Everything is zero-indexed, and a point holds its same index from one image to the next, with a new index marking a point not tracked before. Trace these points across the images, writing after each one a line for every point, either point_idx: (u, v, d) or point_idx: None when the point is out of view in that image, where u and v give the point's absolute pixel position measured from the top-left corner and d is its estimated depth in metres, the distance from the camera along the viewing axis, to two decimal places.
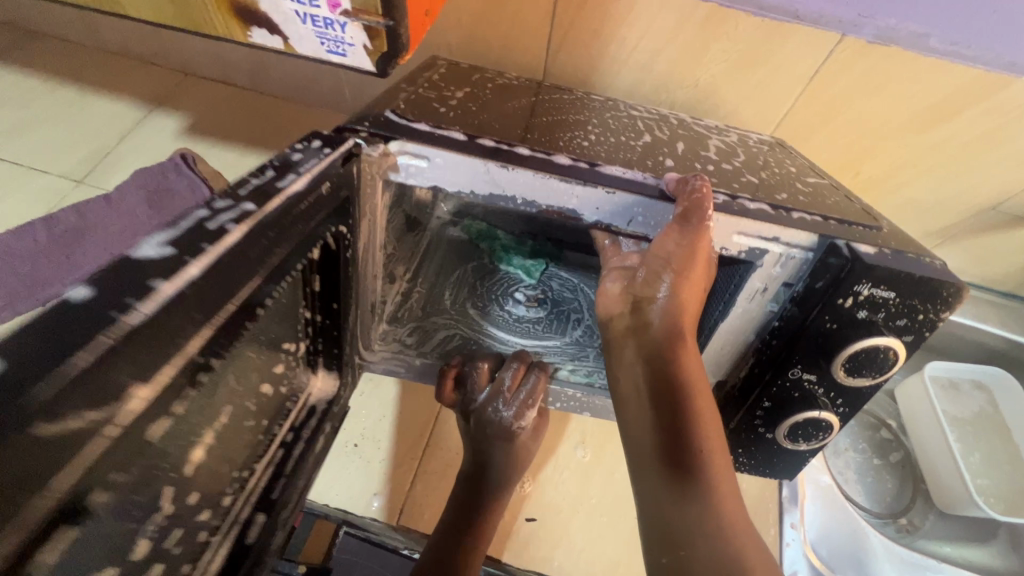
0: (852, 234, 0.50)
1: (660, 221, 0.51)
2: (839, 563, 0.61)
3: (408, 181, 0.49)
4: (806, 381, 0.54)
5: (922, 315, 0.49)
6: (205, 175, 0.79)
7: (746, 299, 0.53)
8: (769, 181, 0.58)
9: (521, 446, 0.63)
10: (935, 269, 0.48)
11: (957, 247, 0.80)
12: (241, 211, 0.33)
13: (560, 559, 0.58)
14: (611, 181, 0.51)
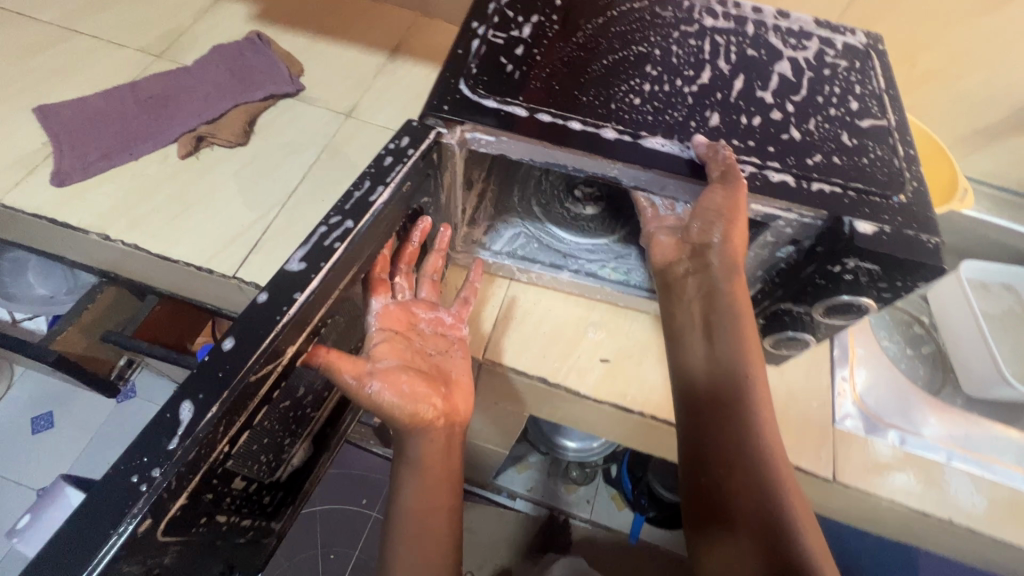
0: (914, 207, 0.46)
1: (686, 191, 0.48)
2: (883, 410, 0.67)
3: (482, 148, 0.49)
4: (797, 313, 0.51)
5: (903, 285, 0.44)
6: (280, 56, 0.82)
7: (758, 246, 0.51)
8: (818, 134, 0.50)
9: (582, 349, 0.65)
10: (926, 244, 0.43)
11: (998, 148, 0.84)
12: (347, 229, 0.41)
13: (632, 394, 0.63)
14: (644, 156, 0.47)
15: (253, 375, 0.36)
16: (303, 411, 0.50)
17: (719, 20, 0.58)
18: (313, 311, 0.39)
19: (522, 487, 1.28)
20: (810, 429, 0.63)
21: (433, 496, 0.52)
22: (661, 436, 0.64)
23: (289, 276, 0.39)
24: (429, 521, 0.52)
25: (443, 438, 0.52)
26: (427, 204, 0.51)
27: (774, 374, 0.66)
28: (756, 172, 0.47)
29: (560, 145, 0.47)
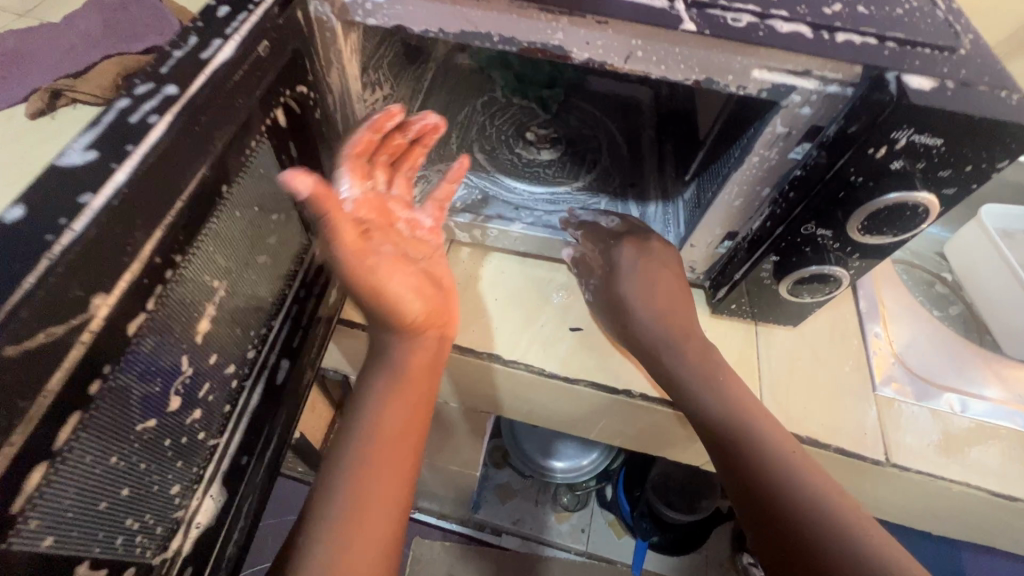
0: (986, 57, 0.32)
1: (669, 60, 0.32)
2: (930, 371, 0.53)
3: (371, 24, 0.33)
4: (822, 239, 0.39)
5: (971, 165, 0.32)
6: (172, 9, 0.68)
7: (764, 147, 0.36)
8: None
9: (551, 317, 0.50)
10: (1008, 100, 0.30)
11: None
12: (164, 97, 0.24)
13: (617, 367, 0.48)
14: (602, 6, 0.31)
15: (12, 351, 0.19)
16: (186, 437, 0.31)
17: None
18: (134, 241, 0.23)
19: (507, 522, 1.10)
20: (850, 401, 0.48)
21: (396, 438, 0.40)
22: (659, 426, 0.49)
23: (66, 175, 0.22)
24: (381, 470, 0.38)
25: (432, 353, 0.43)
26: (312, 102, 0.35)
27: (795, 335, 0.52)
28: (759, 23, 0.31)
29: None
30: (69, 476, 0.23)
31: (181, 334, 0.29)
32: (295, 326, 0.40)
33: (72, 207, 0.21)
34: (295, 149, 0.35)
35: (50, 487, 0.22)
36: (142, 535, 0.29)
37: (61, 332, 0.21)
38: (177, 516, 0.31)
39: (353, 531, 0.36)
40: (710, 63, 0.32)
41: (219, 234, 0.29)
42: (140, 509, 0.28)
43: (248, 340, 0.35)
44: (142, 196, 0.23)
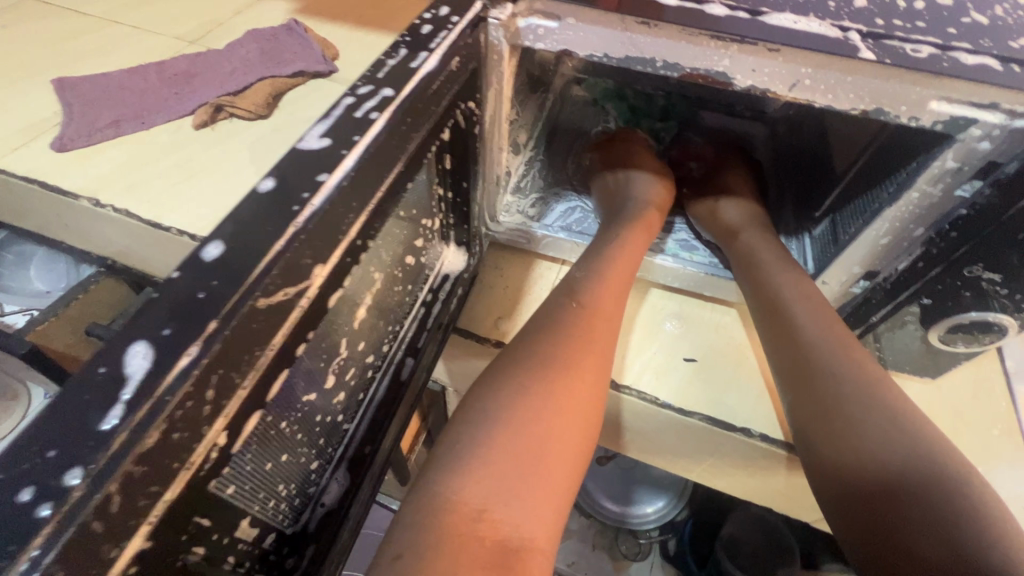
0: None
1: (835, 87, 0.32)
2: None
3: (538, 48, 0.35)
4: (987, 284, 0.36)
5: None
6: (316, 40, 0.73)
7: (929, 183, 0.35)
8: (1013, 20, 0.33)
9: (665, 347, 0.49)
10: None
11: None
12: (383, 98, 0.24)
13: (735, 403, 0.46)
14: (773, 32, 0.31)
15: (261, 302, 0.19)
16: (331, 417, 0.31)
17: None
18: (346, 222, 0.22)
19: (562, 563, 1.05)
20: (998, 469, 0.44)
21: (577, 364, 0.35)
22: (777, 471, 0.46)
23: (300, 154, 0.22)
24: (572, 382, 0.34)
25: (612, 304, 0.40)
26: (474, 118, 0.36)
27: (932, 389, 0.48)
28: (942, 54, 0.30)
29: (652, 22, 0.32)
30: (257, 432, 0.22)
31: (347, 318, 0.28)
32: (423, 326, 0.39)
33: (309, 185, 0.21)
34: (450, 161, 0.36)
35: (245, 436, 0.21)
36: (285, 504, 0.28)
37: (292, 292, 0.20)
38: (311, 492, 0.30)
39: (535, 438, 0.31)
40: (884, 94, 0.31)
41: (387, 230, 0.30)
42: (291, 477, 0.28)
43: (385, 334, 0.36)
44: (362, 182, 0.23)
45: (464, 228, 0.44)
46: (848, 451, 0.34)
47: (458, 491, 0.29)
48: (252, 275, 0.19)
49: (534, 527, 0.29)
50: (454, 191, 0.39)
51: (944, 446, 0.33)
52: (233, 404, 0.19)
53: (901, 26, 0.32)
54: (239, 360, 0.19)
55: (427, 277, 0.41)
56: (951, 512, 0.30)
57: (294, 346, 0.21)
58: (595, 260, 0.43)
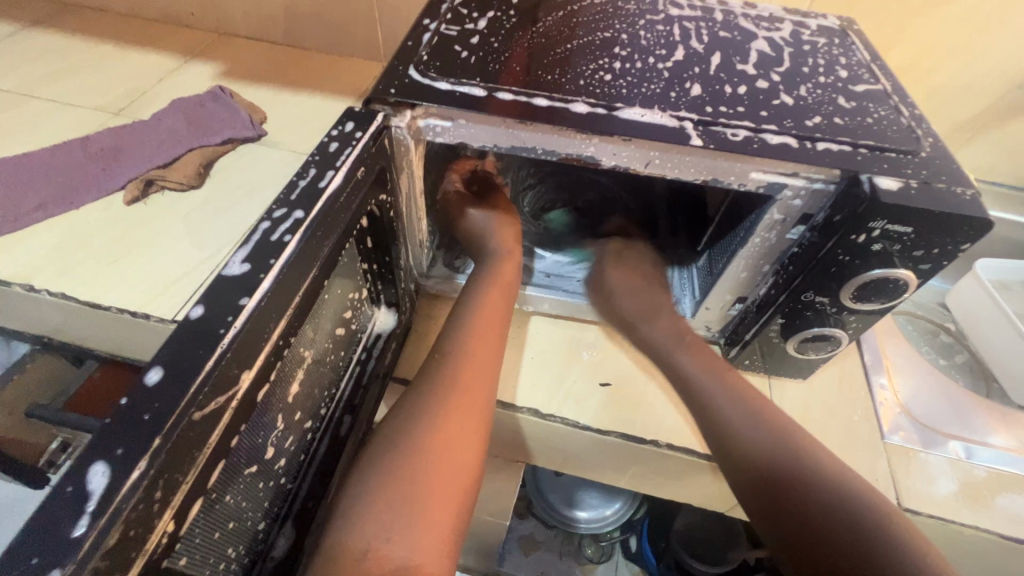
0: (942, 161, 0.38)
1: (680, 165, 0.39)
2: (935, 420, 0.56)
3: (438, 142, 0.41)
4: (820, 306, 0.44)
5: (947, 246, 0.37)
6: (243, 105, 0.77)
7: (764, 230, 0.43)
8: (812, 100, 0.42)
9: (582, 373, 0.56)
10: (972, 201, 0.36)
11: (987, 144, 0.80)
12: (295, 219, 0.30)
13: (643, 418, 0.53)
14: (626, 125, 0.38)
15: (196, 415, 0.22)
16: (273, 480, 0.35)
17: (682, 37, 0.48)
18: (269, 329, 0.27)
19: None
20: (862, 451, 0.52)
21: (457, 420, 0.42)
22: (685, 471, 0.53)
23: (226, 278, 0.26)
24: (441, 427, 0.41)
25: (481, 356, 0.47)
26: (388, 203, 0.42)
27: (807, 388, 0.57)
28: (753, 137, 0.38)
29: (527, 122, 0.38)
30: (204, 510, 0.26)
31: (279, 397, 0.33)
32: (359, 384, 0.44)
33: (233, 308, 0.25)
34: (371, 242, 0.42)
35: (195, 516, 0.25)
36: (234, 563, 0.32)
37: (223, 399, 0.24)
38: (259, 549, 0.35)
39: (422, 488, 0.38)
40: (717, 168, 0.39)
41: (313, 314, 0.35)
42: (238, 540, 0.32)
43: (322, 399, 0.40)
44: (281, 293, 0.27)
45: (392, 290, 0.49)
46: (740, 474, 0.46)
47: (349, 538, 0.36)
48: (190, 388, 0.22)
49: (422, 555, 0.36)
50: (378, 263, 0.45)
51: (828, 469, 0.44)
52: (182, 494, 0.22)
53: (725, 112, 0.40)
54: (183, 456, 0.22)
55: (360, 340, 0.46)
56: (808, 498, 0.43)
57: (229, 439, 0.25)
58: (481, 314, 0.49)
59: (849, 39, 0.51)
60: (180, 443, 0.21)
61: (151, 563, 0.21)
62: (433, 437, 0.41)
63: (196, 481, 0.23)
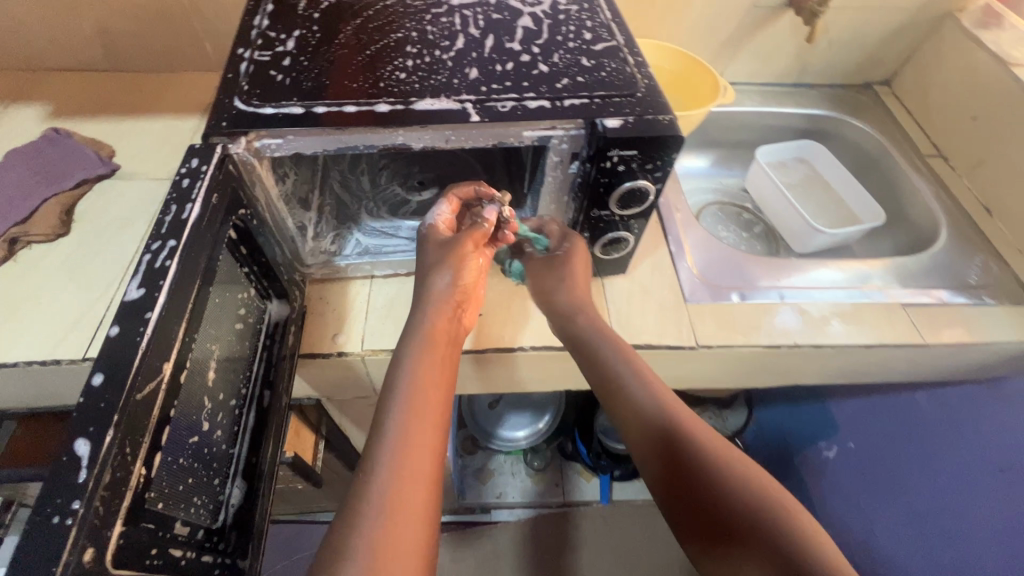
0: (654, 98, 0.53)
1: (471, 138, 0.51)
2: (722, 280, 0.76)
3: (278, 154, 0.49)
4: (606, 217, 0.60)
5: (666, 157, 0.53)
6: (86, 143, 0.78)
7: (552, 170, 0.57)
8: (563, 65, 0.56)
9: None
10: (670, 124, 0.52)
11: (746, 53, 0.99)
12: (170, 248, 0.39)
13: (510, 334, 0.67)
14: (422, 115, 0.49)
15: (137, 395, 0.32)
16: (216, 447, 0.46)
17: (463, 26, 0.59)
18: (175, 331, 0.36)
19: (491, 495, 1.29)
20: (672, 314, 0.71)
21: (402, 514, 0.42)
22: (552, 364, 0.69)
23: (128, 301, 0.36)
24: (386, 529, 0.41)
25: (427, 442, 0.46)
26: (250, 216, 0.51)
27: (630, 280, 0.74)
28: (517, 105, 0.51)
29: (343, 130, 0.49)
30: (163, 466, 0.36)
31: (200, 384, 0.43)
32: (270, 364, 0.54)
33: (142, 321, 0.35)
34: (245, 248, 0.51)
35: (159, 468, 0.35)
36: (203, 508, 0.43)
37: (153, 384, 0.34)
38: (221, 498, 0.45)
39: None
40: (499, 134, 0.51)
41: (207, 316, 0.44)
42: (202, 491, 0.43)
43: (241, 382, 0.51)
44: (176, 303, 0.37)
45: (278, 284, 0.58)
46: (644, 450, 0.51)
47: None
48: (126, 380, 0.32)
49: None
50: (256, 266, 0.54)
51: (715, 451, 0.48)
52: (145, 449, 0.32)
53: (496, 88, 0.52)
54: (137, 423, 0.32)
55: (261, 331, 0.56)
56: (732, 496, 0.45)
57: (168, 411, 0.35)
58: (411, 420, 0.46)
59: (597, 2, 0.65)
60: (131, 416, 0.32)
61: (135, 494, 0.31)
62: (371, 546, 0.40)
63: (151, 441, 0.33)
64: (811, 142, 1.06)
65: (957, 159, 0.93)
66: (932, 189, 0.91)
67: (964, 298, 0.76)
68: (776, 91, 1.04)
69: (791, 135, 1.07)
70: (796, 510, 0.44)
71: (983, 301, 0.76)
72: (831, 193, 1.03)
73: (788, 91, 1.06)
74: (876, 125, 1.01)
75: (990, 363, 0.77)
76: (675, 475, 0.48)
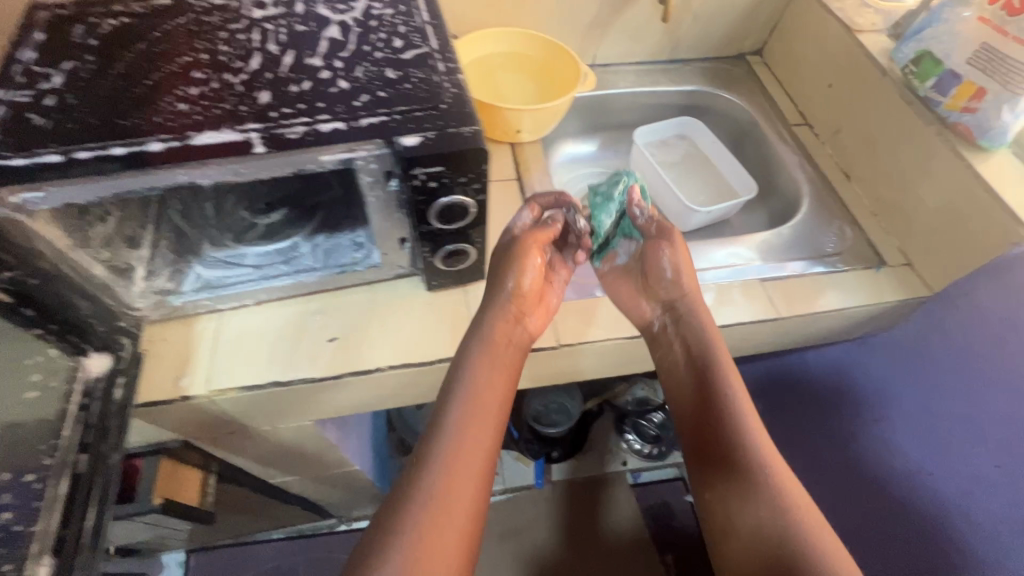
0: (460, 109, 0.52)
1: (263, 168, 0.48)
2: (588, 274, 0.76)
3: (46, 206, 0.46)
4: (436, 232, 0.58)
5: (477, 170, 0.52)
6: None
7: (369, 190, 0.55)
8: (365, 79, 0.53)
9: (311, 338, 0.67)
10: (474, 137, 0.50)
11: (614, 33, 0.98)
12: None
13: (367, 355, 0.66)
14: (198, 151, 0.46)
15: None
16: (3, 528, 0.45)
17: (261, 41, 0.55)
18: None
19: None
20: None
21: (473, 487, 0.53)
22: (416, 378, 0.69)
23: None
24: (448, 511, 0.51)
25: (477, 444, 0.55)
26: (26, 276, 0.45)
27: None
28: (308, 130, 0.49)
29: (112, 173, 0.45)
30: None
31: None
32: (90, 423, 0.50)
33: None
34: (30, 311, 0.46)
35: None
36: None
37: None
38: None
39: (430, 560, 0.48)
40: (294, 161, 0.49)
41: None
42: None
43: (43, 453, 0.48)
44: None
45: (94, 338, 0.53)
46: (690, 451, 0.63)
47: None
48: None
49: None
50: (54, 325, 0.49)
51: (757, 462, 0.58)
52: None
53: (286, 113, 0.49)
54: None
55: (76, 389, 0.51)
56: (747, 507, 0.56)
57: None
58: (471, 429, 0.56)
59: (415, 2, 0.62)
60: None
61: None
62: (429, 528, 0.49)
63: None
64: (690, 117, 1.06)
65: (820, 127, 0.95)
66: (796, 159, 0.93)
67: (819, 268, 0.79)
68: (651, 70, 1.04)
69: (671, 112, 1.08)
70: (807, 523, 0.55)
71: (837, 268, 0.79)
72: (710, 167, 1.03)
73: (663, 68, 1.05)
74: (747, 98, 1.02)
75: (849, 327, 0.81)
76: (709, 474, 0.60)
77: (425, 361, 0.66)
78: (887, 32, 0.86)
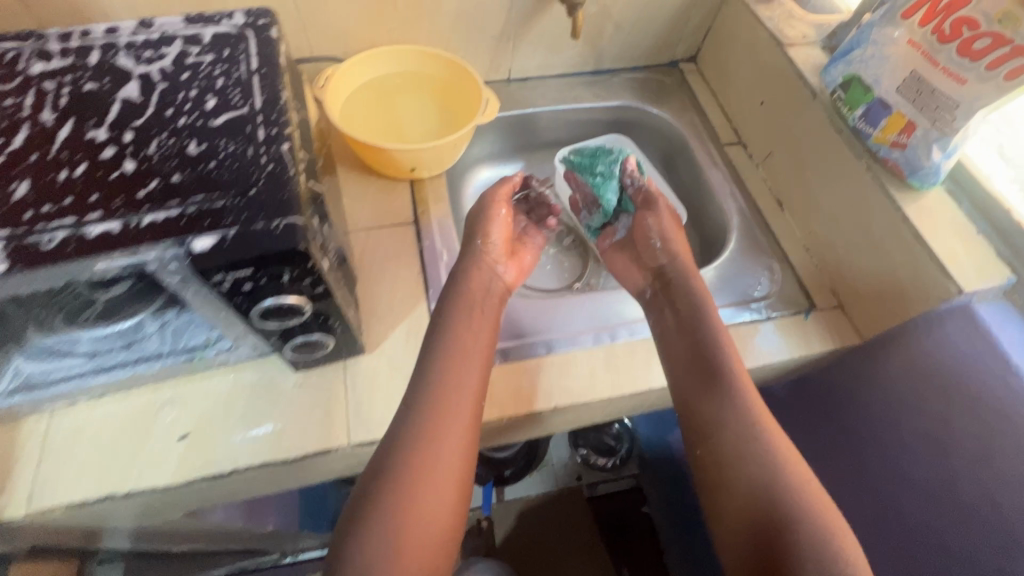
0: (272, 195, 0.42)
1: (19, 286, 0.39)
2: None
3: None
4: (273, 329, 0.50)
5: (299, 267, 0.43)
6: None
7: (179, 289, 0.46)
8: (159, 157, 0.43)
9: (158, 437, 0.58)
10: (286, 233, 0.41)
11: (526, 46, 0.87)
12: None
13: (222, 455, 0.58)
14: None
15: None
16: None
17: (32, 109, 0.45)
18: None
19: None
20: None
21: (448, 458, 0.52)
22: (286, 472, 0.61)
23: None
24: (432, 475, 0.51)
25: (459, 399, 0.55)
26: None
27: (377, 356, 0.65)
28: (71, 236, 0.39)
29: None
30: None
31: None
32: None
33: None
34: None
35: None
36: None
37: None
38: None
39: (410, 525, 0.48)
40: (57, 273, 0.39)
41: None
42: None
43: None
44: None
45: None
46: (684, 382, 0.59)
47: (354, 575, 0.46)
48: None
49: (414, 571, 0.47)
50: None
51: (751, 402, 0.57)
52: None
53: (46, 211, 0.40)
54: None
55: None
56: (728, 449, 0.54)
57: None
58: (452, 388, 0.55)
59: (242, 44, 0.51)
60: None
61: None
62: (418, 482, 0.50)
63: None
64: (618, 134, 0.97)
65: (752, 147, 0.87)
66: (727, 185, 0.85)
67: (743, 317, 0.72)
68: (572, 83, 0.94)
69: (599, 128, 0.99)
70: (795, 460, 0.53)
71: (763, 316, 0.72)
72: None
73: (586, 80, 0.96)
74: (677, 113, 0.94)
75: (776, 377, 0.75)
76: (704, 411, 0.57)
77: (290, 457, 0.58)
78: (821, 44, 0.78)
